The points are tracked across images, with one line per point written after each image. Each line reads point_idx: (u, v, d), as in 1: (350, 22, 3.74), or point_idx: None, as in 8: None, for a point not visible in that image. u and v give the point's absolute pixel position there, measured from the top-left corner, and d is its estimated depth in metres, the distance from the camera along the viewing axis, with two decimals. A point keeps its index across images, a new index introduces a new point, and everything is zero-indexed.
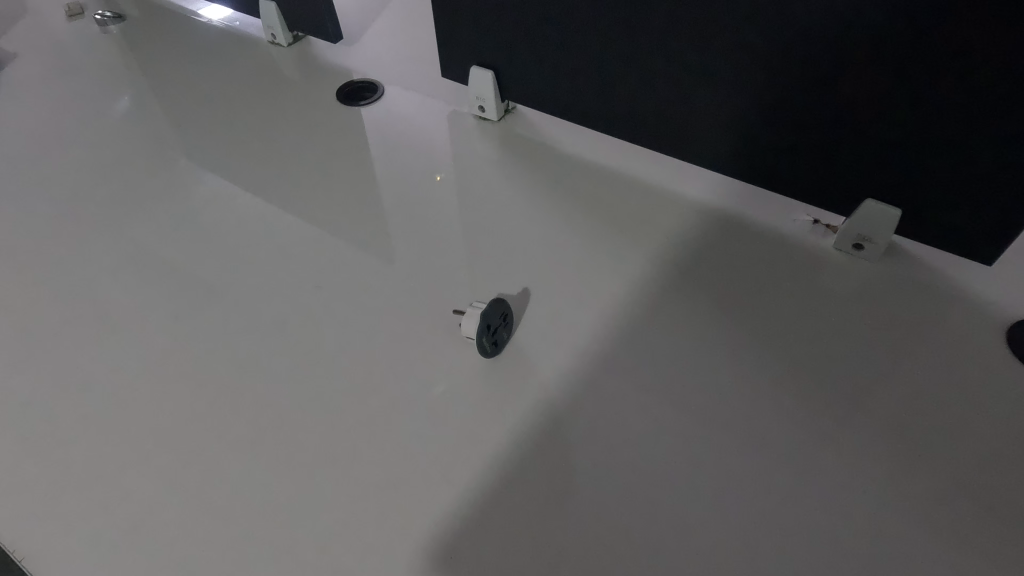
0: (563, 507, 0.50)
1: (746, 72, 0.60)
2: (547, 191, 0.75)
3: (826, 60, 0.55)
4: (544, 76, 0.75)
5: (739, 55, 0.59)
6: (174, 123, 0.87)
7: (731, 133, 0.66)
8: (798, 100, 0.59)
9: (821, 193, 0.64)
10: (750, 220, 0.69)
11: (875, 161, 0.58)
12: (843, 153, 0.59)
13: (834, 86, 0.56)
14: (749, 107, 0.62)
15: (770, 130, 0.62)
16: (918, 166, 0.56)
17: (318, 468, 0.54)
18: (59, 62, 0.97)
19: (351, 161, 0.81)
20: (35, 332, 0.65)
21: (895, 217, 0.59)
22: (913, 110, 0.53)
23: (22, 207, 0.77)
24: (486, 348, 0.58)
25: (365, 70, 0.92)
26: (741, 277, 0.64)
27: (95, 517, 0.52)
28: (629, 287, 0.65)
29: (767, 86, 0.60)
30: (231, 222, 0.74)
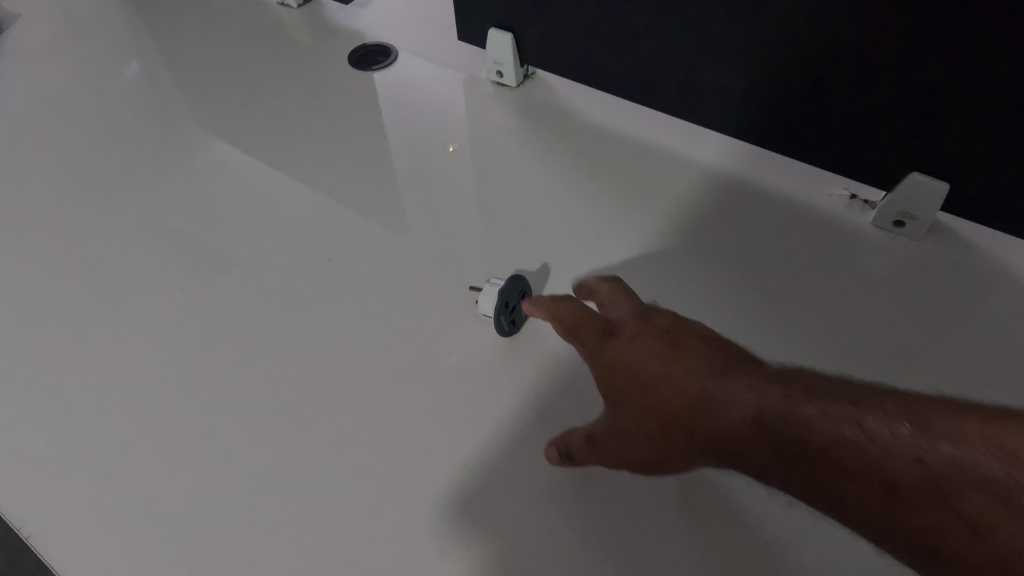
0: (577, 499, 0.48)
1: (790, 34, 0.55)
2: (563, 164, 0.71)
3: (881, 21, 0.51)
4: (568, 38, 0.70)
5: (783, 16, 0.55)
6: (181, 88, 0.85)
7: (771, 102, 0.61)
8: (847, 66, 0.54)
9: (865, 165, 0.60)
10: (779, 195, 0.64)
11: (930, 131, 0.54)
12: (895, 123, 0.55)
13: (889, 50, 0.52)
14: (791, 73, 0.58)
15: (814, 98, 0.58)
16: (978, 135, 0.52)
17: (329, 449, 0.52)
18: (65, 25, 0.94)
19: (363, 129, 0.78)
20: (42, 304, 0.63)
21: (943, 191, 0.56)
22: (979, 74, 0.49)
23: (27, 175, 0.75)
24: (504, 326, 0.57)
25: (378, 34, 0.89)
26: (761, 254, 0.61)
27: (103, 495, 0.51)
28: (654, 267, 0.61)
29: (812, 50, 0.55)
30: (240, 192, 0.72)
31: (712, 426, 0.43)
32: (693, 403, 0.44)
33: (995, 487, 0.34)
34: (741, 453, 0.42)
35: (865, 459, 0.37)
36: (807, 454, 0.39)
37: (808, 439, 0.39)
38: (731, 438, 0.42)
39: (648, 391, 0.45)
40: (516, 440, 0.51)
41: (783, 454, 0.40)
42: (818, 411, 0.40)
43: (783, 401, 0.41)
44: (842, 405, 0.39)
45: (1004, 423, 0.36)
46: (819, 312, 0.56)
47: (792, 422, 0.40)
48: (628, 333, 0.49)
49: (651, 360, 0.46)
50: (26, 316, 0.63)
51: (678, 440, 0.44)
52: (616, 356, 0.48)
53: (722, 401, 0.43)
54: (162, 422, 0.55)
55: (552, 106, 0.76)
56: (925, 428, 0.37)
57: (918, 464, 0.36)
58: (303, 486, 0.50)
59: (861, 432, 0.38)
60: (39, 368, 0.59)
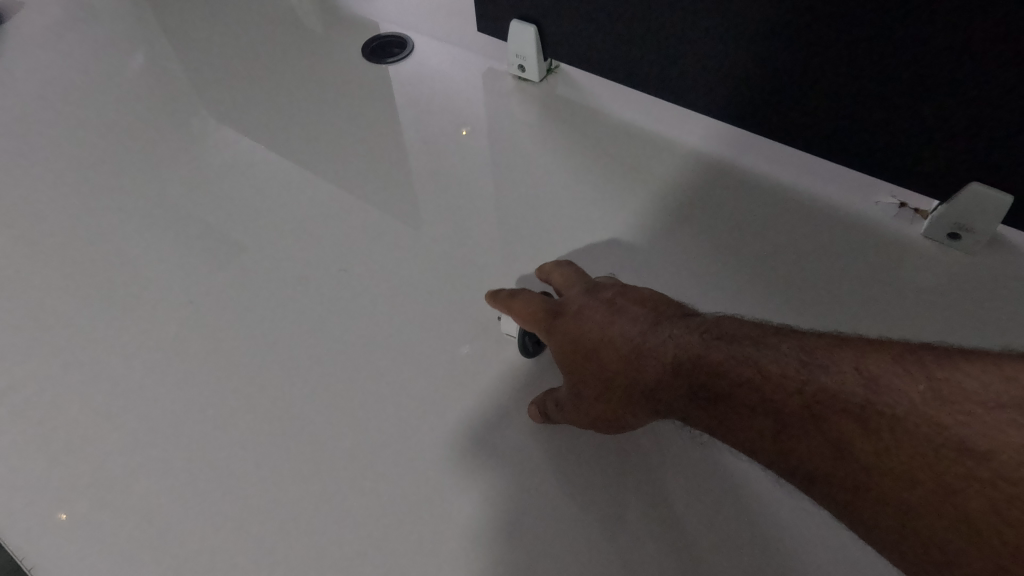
0: (590, 513, 0.48)
1: (847, 44, 0.49)
2: (582, 166, 0.67)
3: (957, 36, 0.44)
4: (596, 34, 0.65)
5: (841, 22, 0.48)
6: (190, 80, 0.82)
7: (817, 114, 0.55)
8: (911, 81, 0.48)
9: (923, 184, 0.54)
10: (818, 200, 0.60)
11: (1002, 154, 0.48)
12: (961, 144, 0.49)
13: (964, 64, 0.45)
14: (844, 85, 0.52)
15: (868, 112, 0.52)
16: None
17: (343, 479, 0.50)
18: (69, 11, 0.91)
19: (377, 122, 0.75)
20: (43, 312, 0.60)
21: (1006, 204, 0.50)
22: None
23: (29, 173, 0.72)
24: (528, 346, 0.54)
25: (393, 23, 0.85)
26: (738, 237, 0.59)
27: (108, 522, 0.48)
28: (682, 274, 0.58)
29: (872, 60, 0.49)
30: (249, 190, 0.69)
31: (639, 378, 0.43)
32: (625, 360, 0.44)
33: (854, 410, 0.35)
34: (661, 399, 0.43)
35: (761, 396, 0.38)
36: (713, 393, 0.40)
37: (713, 380, 0.40)
38: (652, 387, 0.43)
39: (589, 359, 0.46)
40: (548, 469, 0.50)
41: (695, 397, 0.41)
42: (723, 355, 0.40)
43: (696, 347, 0.42)
44: (744, 346, 0.40)
45: (874, 349, 0.37)
46: (790, 275, 0.56)
47: (703, 367, 0.41)
48: (574, 306, 0.49)
49: (589, 330, 0.46)
50: (25, 324, 0.60)
51: (616, 397, 0.44)
52: (559, 330, 0.48)
53: (648, 353, 0.44)
54: (168, 443, 0.52)
55: (579, 102, 0.72)
56: (808, 362, 0.38)
57: (798, 394, 0.37)
58: (321, 514, 0.49)
59: (759, 371, 0.39)
60: (37, 380, 0.56)
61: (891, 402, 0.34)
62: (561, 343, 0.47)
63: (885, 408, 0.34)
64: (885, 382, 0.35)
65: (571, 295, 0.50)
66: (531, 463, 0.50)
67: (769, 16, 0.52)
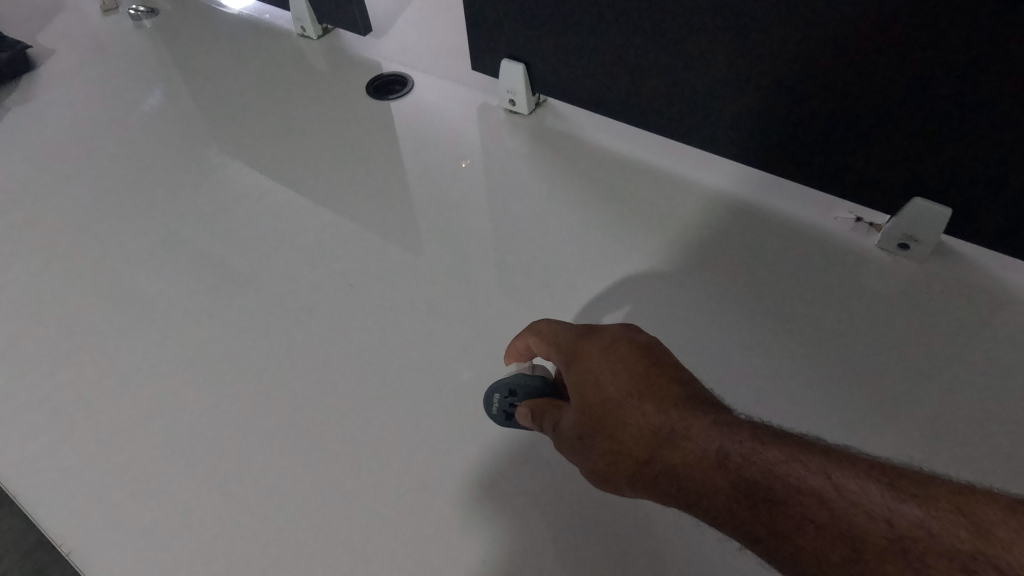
0: (567, 497, 0.49)
1: (791, 76, 0.54)
2: (579, 206, 0.70)
3: (876, 68, 0.49)
4: (576, 67, 0.70)
5: (787, 54, 0.53)
6: (206, 118, 0.87)
7: (772, 137, 0.60)
8: (845, 105, 0.52)
9: (867, 197, 0.57)
10: (807, 230, 0.62)
11: (928, 172, 0.52)
12: (890, 164, 0.54)
13: (878, 94, 0.50)
14: (793, 111, 0.56)
15: (813, 136, 0.57)
16: (972, 178, 0.50)
17: (348, 472, 0.52)
18: (96, 56, 0.97)
19: (382, 157, 0.80)
20: (67, 323, 0.63)
21: (944, 216, 0.53)
22: (970, 120, 0.47)
23: (55, 201, 0.76)
24: (495, 407, 0.52)
25: (395, 64, 0.91)
26: (752, 285, 0.58)
27: (135, 507, 0.50)
28: (690, 312, 0.57)
29: (812, 92, 0.54)
30: (263, 218, 0.74)
31: (664, 452, 0.39)
32: (658, 432, 0.40)
33: (954, 556, 0.30)
34: (686, 482, 0.38)
35: (829, 512, 0.33)
36: (766, 495, 0.35)
37: (768, 482, 0.35)
38: (680, 466, 0.38)
39: (611, 413, 0.42)
40: (543, 476, 0.51)
41: (740, 495, 0.36)
42: (779, 454, 0.36)
43: (746, 439, 0.37)
44: (811, 455, 0.35)
45: (977, 492, 0.32)
46: (807, 326, 0.55)
47: (760, 465, 0.36)
48: (603, 344, 0.45)
49: (622, 378, 0.42)
50: (33, 332, 0.62)
51: (627, 463, 0.40)
52: (582, 365, 0.44)
53: (686, 428, 0.39)
54: (189, 438, 0.54)
55: (564, 132, 0.78)
56: (895, 489, 0.33)
57: (882, 521, 0.32)
58: (328, 500, 0.50)
59: (830, 483, 0.34)
60: (59, 384, 0.58)
61: (1009, 559, 0.29)
62: (580, 379, 0.44)
63: (995, 560, 0.29)
64: (995, 530, 0.30)
65: (606, 328, 0.46)
66: (519, 452, 0.52)
67: (725, 39, 0.55)
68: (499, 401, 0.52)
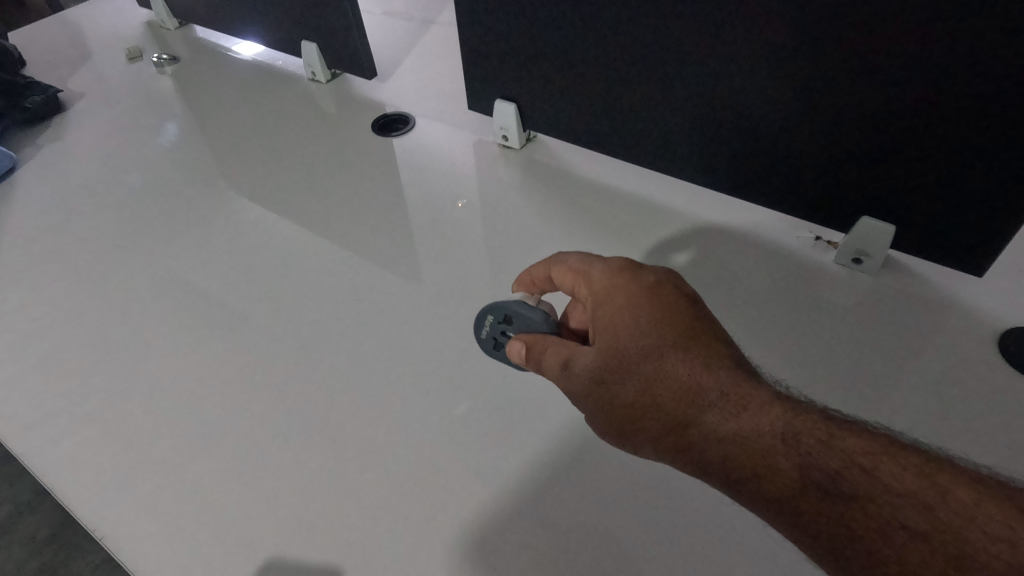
0: (550, 487, 0.52)
1: (752, 107, 0.60)
2: (569, 230, 0.75)
3: (820, 97, 0.55)
4: (563, 104, 0.77)
5: (749, 87, 0.59)
6: (223, 153, 0.93)
7: (738, 162, 0.66)
8: (799, 130, 0.58)
9: (823, 214, 0.63)
10: (782, 249, 0.67)
11: (873, 188, 0.57)
12: (839, 181, 0.59)
13: (825, 119, 0.56)
14: (755, 138, 0.62)
15: (774, 161, 0.63)
16: (912, 192, 0.55)
17: (353, 466, 0.55)
18: (121, 98, 1.05)
19: (387, 186, 0.86)
20: (93, 335, 0.67)
21: (889, 233, 0.59)
22: (903, 138, 0.53)
23: (82, 226, 0.82)
24: (489, 329, 0.58)
25: (399, 105, 0.99)
26: (766, 295, 0.63)
27: (158, 497, 0.53)
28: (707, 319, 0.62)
29: (770, 120, 0.60)
30: (275, 241, 0.79)
31: (712, 416, 0.40)
32: (718, 399, 0.40)
33: None
34: (741, 456, 0.38)
35: (929, 519, 0.34)
36: (848, 485, 0.36)
37: (849, 471, 0.36)
38: (737, 435, 0.39)
39: (650, 365, 0.42)
40: (530, 468, 0.53)
41: (811, 477, 0.36)
42: (858, 444, 0.37)
43: (822, 426, 0.38)
44: (908, 455, 0.36)
45: None
46: (816, 332, 0.59)
47: (844, 452, 0.36)
48: (648, 288, 0.45)
49: (668, 328, 0.43)
50: (62, 345, 0.67)
51: (673, 428, 0.41)
52: (616, 303, 0.46)
53: (743, 395, 0.40)
54: (206, 436, 0.57)
55: (552, 164, 0.85)
56: (1012, 509, 0.33)
57: (997, 539, 0.32)
58: (332, 491, 0.53)
59: (934, 489, 0.34)
60: (86, 390, 0.62)
61: None
62: (614, 321, 0.45)
63: None
64: None
65: (649, 269, 0.47)
66: (507, 445, 0.55)
67: (696, 73, 0.62)
68: (491, 322, 0.58)
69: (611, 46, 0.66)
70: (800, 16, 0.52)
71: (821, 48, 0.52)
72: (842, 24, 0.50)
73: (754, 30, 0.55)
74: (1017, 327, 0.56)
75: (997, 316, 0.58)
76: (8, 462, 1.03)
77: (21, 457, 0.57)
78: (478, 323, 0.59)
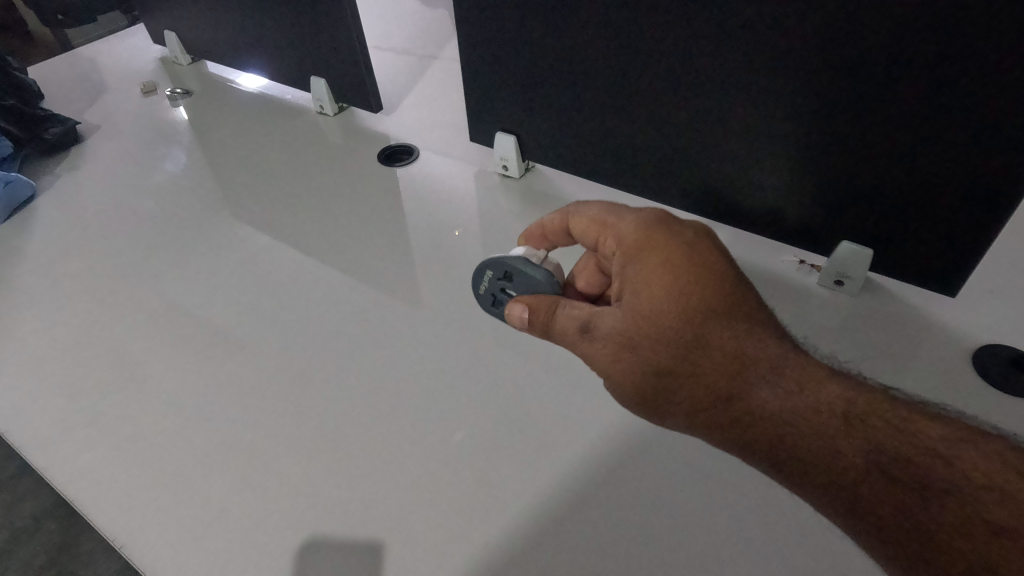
0: (552, 494, 0.55)
1: (739, 140, 0.64)
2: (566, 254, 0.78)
3: (802, 130, 0.59)
4: (561, 137, 0.81)
5: (736, 121, 0.63)
6: (234, 181, 0.97)
7: (726, 190, 0.70)
8: (782, 159, 0.62)
9: (807, 238, 0.67)
10: (776, 271, 0.71)
11: (853, 212, 0.61)
12: (823, 207, 0.63)
13: (806, 150, 0.60)
14: (743, 168, 0.66)
15: (761, 189, 0.66)
16: (889, 216, 0.59)
17: (362, 478, 0.57)
18: (136, 129, 1.09)
19: (391, 213, 0.90)
20: (110, 354, 0.70)
21: (867, 256, 0.62)
22: (881, 168, 0.56)
23: (98, 251, 0.85)
24: (486, 282, 0.61)
25: (403, 137, 1.03)
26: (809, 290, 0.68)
27: (176, 507, 0.56)
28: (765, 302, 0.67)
29: (757, 152, 0.64)
30: (285, 266, 0.82)
31: (768, 394, 0.42)
32: (776, 376, 0.42)
33: None
34: (802, 434, 0.41)
35: (1004, 509, 0.36)
36: (916, 470, 0.38)
37: (919, 456, 0.39)
38: (794, 416, 0.42)
39: (697, 334, 0.44)
40: (531, 479, 0.56)
41: (876, 458, 0.39)
42: (934, 432, 0.39)
43: (893, 412, 0.41)
44: (987, 445, 0.38)
45: None
46: (854, 327, 0.63)
47: (917, 439, 0.39)
48: (685, 244, 0.46)
49: (713, 294, 0.44)
50: (79, 364, 0.69)
51: (731, 405, 0.43)
52: (651, 261, 0.46)
53: (803, 374, 0.43)
54: (220, 451, 0.60)
55: (550, 192, 0.89)
56: None
57: None
58: (342, 503, 0.55)
59: (1012, 477, 0.37)
60: (103, 408, 0.64)
61: None
62: (647, 278, 0.45)
63: None
64: None
65: (686, 225, 0.47)
66: (510, 460, 0.57)
67: (687, 108, 0.66)
68: (490, 277, 0.60)
69: (607, 83, 0.70)
70: (781, 57, 0.56)
71: (803, 86, 0.56)
72: (821, 66, 0.54)
73: (741, 70, 0.59)
74: (991, 344, 0.59)
75: (973, 335, 0.61)
76: (12, 486, 1.04)
77: (43, 471, 0.59)
78: (477, 278, 0.61)
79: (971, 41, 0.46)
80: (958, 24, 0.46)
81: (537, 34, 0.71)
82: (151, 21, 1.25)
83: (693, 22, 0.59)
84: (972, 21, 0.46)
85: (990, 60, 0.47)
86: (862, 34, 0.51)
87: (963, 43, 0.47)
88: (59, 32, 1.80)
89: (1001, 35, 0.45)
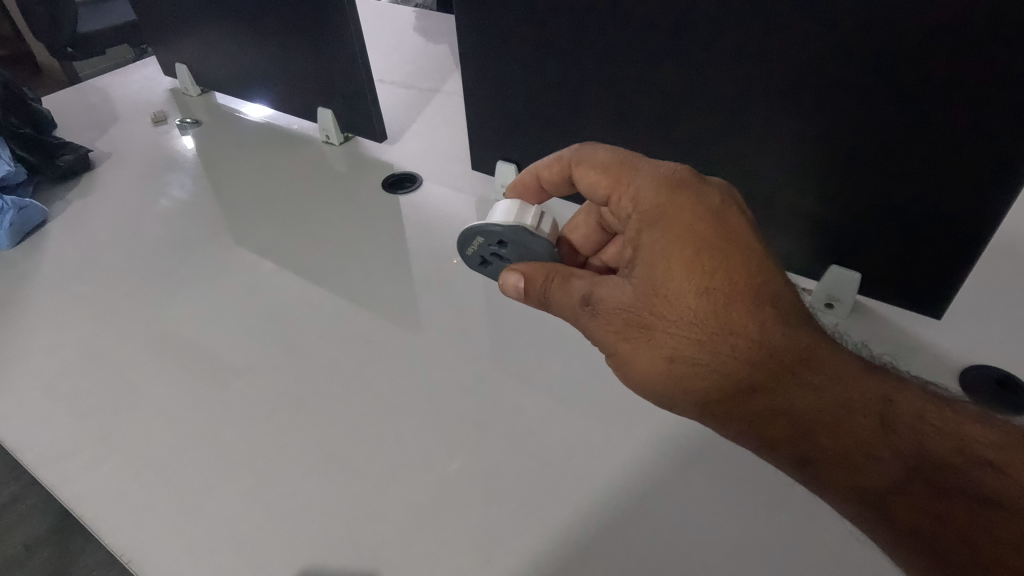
0: (553, 512, 0.56)
1: (732, 168, 0.67)
2: None
3: (794, 156, 0.62)
4: None
5: (729, 150, 0.66)
6: (242, 207, 0.99)
7: None
8: (773, 184, 0.65)
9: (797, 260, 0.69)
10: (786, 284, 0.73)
11: (842, 231, 0.63)
12: (813, 227, 0.65)
13: (797, 174, 0.63)
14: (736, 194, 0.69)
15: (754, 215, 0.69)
16: (877, 237, 0.61)
17: (367, 495, 0.58)
18: (146, 156, 1.12)
19: (395, 239, 0.92)
20: (118, 374, 0.71)
21: (855, 279, 0.65)
22: (870, 190, 0.59)
23: (107, 274, 0.86)
24: (475, 245, 0.62)
25: (406, 166, 1.06)
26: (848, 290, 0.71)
27: (184, 522, 0.57)
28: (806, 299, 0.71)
29: (748, 179, 0.66)
30: (291, 289, 0.84)
31: (803, 392, 0.45)
32: (809, 372, 0.45)
33: None
34: (834, 429, 0.44)
35: None
36: (953, 478, 0.41)
37: (958, 461, 0.41)
38: (827, 415, 0.44)
39: (722, 317, 0.47)
40: (533, 497, 0.57)
41: (912, 460, 0.42)
42: (984, 437, 0.42)
43: (936, 416, 0.43)
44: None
45: None
46: (886, 330, 0.66)
47: (959, 442, 0.42)
48: (705, 215, 0.48)
49: (736, 273, 0.47)
50: (88, 383, 0.70)
51: (758, 394, 0.46)
52: (671, 230, 0.48)
53: (841, 373, 0.45)
54: (228, 467, 0.61)
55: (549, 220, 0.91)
56: None
57: None
58: (348, 519, 0.56)
59: None
60: (111, 426, 0.65)
61: None
62: (665, 253, 0.48)
63: None
64: None
65: (708, 192, 0.50)
66: (512, 477, 0.59)
67: (683, 139, 0.69)
68: (480, 242, 0.62)
69: (605, 115, 0.73)
70: (772, 90, 0.59)
71: (794, 115, 0.59)
72: (810, 99, 0.57)
73: (734, 103, 0.62)
74: (979, 363, 0.62)
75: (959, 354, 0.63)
76: (7, 511, 1.04)
77: (52, 488, 0.61)
78: (464, 243, 0.63)
79: (952, 77, 0.50)
80: (942, 61, 0.49)
81: (539, 69, 0.75)
82: (163, 54, 1.29)
83: (688, 59, 0.62)
84: (953, 59, 0.49)
85: (973, 95, 0.50)
86: (849, 70, 0.54)
87: (944, 80, 0.50)
88: (66, 66, 1.84)
89: (982, 70, 0.48)
